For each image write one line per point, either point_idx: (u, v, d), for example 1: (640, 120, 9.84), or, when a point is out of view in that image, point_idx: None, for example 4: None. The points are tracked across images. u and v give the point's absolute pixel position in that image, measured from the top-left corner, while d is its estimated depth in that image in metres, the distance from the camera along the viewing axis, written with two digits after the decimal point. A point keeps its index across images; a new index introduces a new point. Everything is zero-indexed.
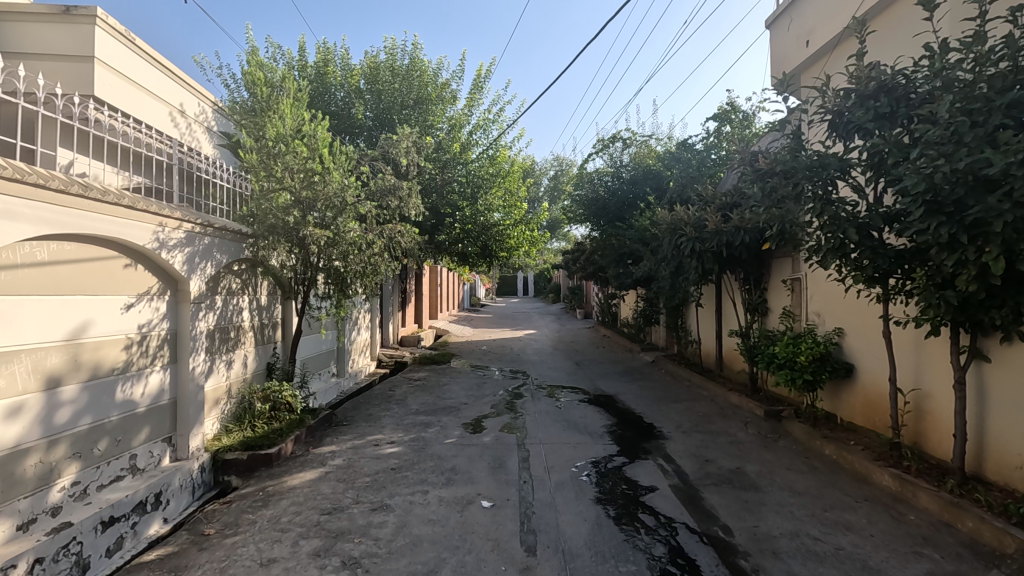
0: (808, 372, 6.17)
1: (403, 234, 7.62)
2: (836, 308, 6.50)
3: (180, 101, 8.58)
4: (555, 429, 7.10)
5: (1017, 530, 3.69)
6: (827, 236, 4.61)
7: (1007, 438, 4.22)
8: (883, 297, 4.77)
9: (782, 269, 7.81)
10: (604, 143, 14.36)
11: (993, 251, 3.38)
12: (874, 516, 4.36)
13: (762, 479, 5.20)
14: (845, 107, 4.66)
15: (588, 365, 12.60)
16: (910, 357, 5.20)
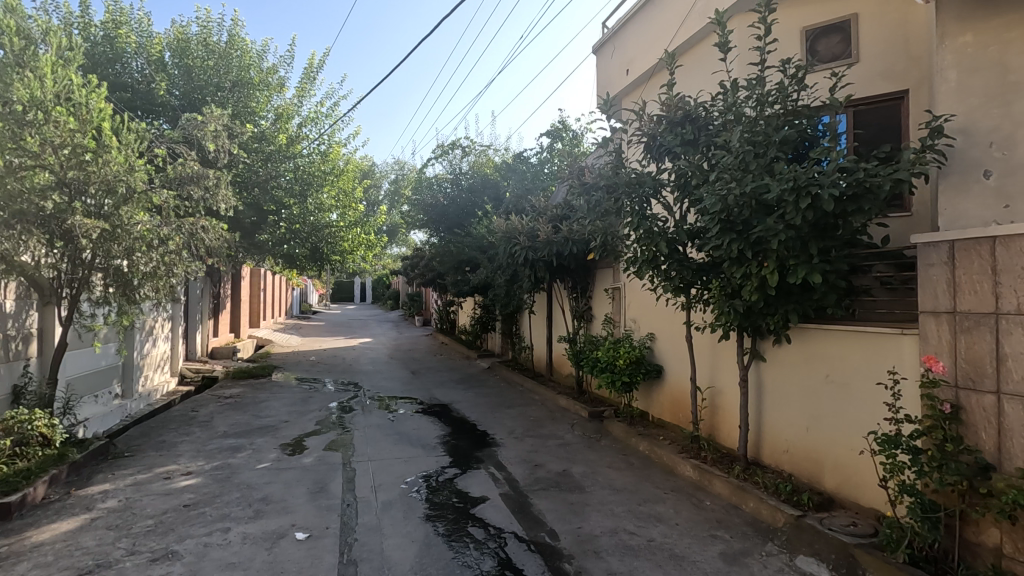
0: (626, 375, 6.65)
1: (210, 230, 6.60)
2: (649, 315, 7.13)
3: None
4: (386, 443, 6.71)
5: (786, 507, 4.28)
6: (643, 249, 5.02)
7: (778, 427, 4.91)
8: (688, 305, 5.31)
9: (604, 279, 8.41)
10: (444, 150, 14.29)
11: (771, 266, 3.94)
12: (679, 505, 4.77)
13: (586, 480, 5.43)
14: (657, 132, 5.12)
15: (424, 374, 12.34)
16: (706, 359, 5.89)
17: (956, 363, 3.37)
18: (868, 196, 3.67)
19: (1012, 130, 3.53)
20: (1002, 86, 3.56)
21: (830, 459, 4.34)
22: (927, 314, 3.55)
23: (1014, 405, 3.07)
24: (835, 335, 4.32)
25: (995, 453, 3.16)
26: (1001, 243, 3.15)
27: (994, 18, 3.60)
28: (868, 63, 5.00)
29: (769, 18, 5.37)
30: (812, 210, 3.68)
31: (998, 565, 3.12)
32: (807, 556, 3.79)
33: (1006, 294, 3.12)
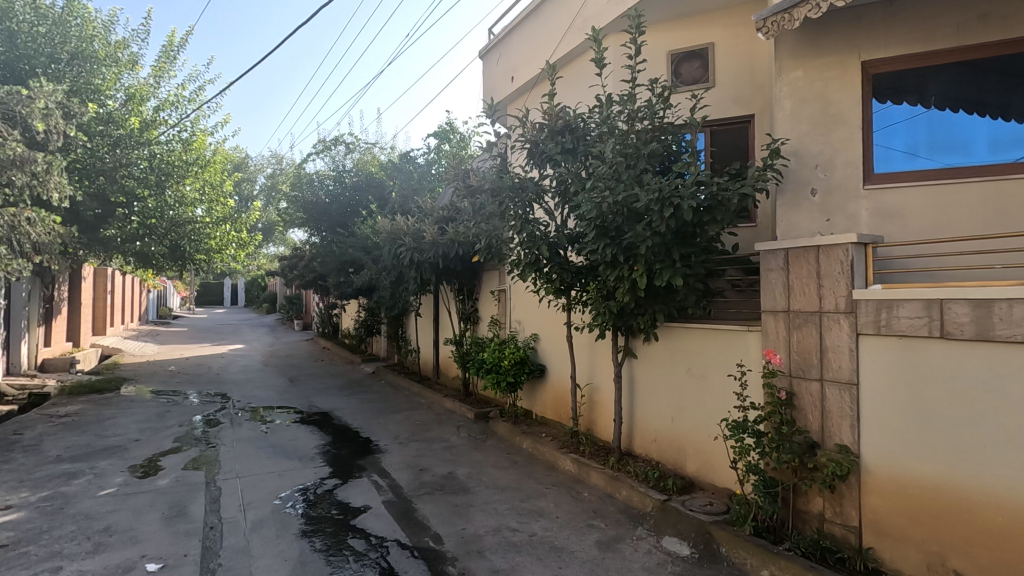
0: (511, 375, 6.79)
1: (38, 222, 5.67)
2: (533, 316, 7.35)
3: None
4: (258, 457, 6.23)
5: (654, 492, 4.62)
6: (526, 252, 5.17)
7: (647, 419, 5.29)
8: (568, 306, 5.56)
9: (489, 281, 8.53)
10: (325, 145, 13.63)
11: (640, 269, 4.27)
12: (560, 498, 4.97)
13: (471, 481, 5.45)
14: (539, 139, 5.30)
15: (302, 381, 11.63)
16: (585, 357, 6.19)
17: (790, 355, 3.87)
18: (720, 207, 4.10)
19: (832, 154, 4.13)
20: (824, 116, 4.16)
21: (691, 445, 4.76)
22: (768, 313, 4.03)
23: (833, 390, 3.58)
24: (694, 332, 4.75)
25: (819, 432, 3.66)
26: (823, 252, 3.67)
27: (819, 57, 4.18)
28: (722, 88, 5.58)
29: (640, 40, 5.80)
30: (675, 219, 4.03)
31: (821, 529, 3.62)
32: (672, 536, 4.12)
33: (827, 295, 3.64)
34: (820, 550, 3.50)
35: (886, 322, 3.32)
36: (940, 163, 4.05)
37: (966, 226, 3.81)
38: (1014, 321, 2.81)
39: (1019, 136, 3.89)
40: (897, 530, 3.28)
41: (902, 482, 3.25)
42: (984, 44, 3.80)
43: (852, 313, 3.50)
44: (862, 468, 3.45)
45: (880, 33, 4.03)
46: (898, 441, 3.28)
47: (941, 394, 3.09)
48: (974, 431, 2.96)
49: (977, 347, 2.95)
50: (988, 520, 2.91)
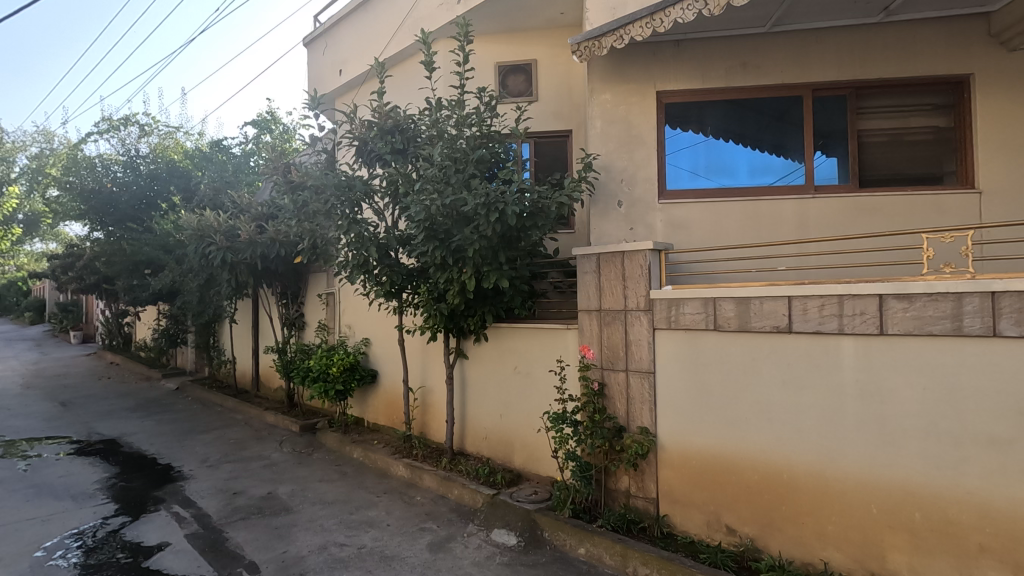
0: (339, 383, 6.46)
1: None
2: (363, 319, 7.09)
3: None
4: (13, 502, 5.05)
5: (484, 488, 4.76)
6: (354, 253, 4.97)
7: (478, 417, 5.43)
8: (399, 309, 5.48)
9: (316, 284, 8.04)
10: (111, 125, 11.61)
11: (469, 272, 4.39)
12: (392, 505, 4.87)
13: (294, 499, 5.06)
14: (367, 136, 5.13)
15: (79, 404, 9.73)
16: (417, 360, 6.15)
17: (601, 350, 4.28)
18: (541, 213, 4.38)
19: (634, 171, 4.70)
20: (628, 136, 4.71)
21: (518, 439, 5.00)
22: (584, 312, 4.41)
23: (635, 379, 4.05)
24: (520, 331, 4.99)
25: (625, 417, 4.10)
26: (627, 257, 4.12)
27: (624, 83, 4.73)
28: (543, 103, 5.97)
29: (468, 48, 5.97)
30: (501, 224, 4.22)
31: (627, 503, 4.07)
32: (500, 529, 4.28)
33: (630, 295, 4.10)
34: (625, 523, 3.94)
35: (675, 318, 3.85)
36: (715, 184, 4.74)
37: (733, 237, 4.59)
38: (764, 315, 3.45)
39: (768, 163, 4.70)
40: (684, 496, 3.82)
41: (688, 454, 3.80)
42: (744, 87, 4.63)
43: (649, 311, 3.99)
44: (658, 446, 3.95)
45: (670, 68, 4.67)
46: (686, 419, 3.82)
47: (716, 377, 3.67)
48: (739, 406, 3.57)
49: (740, 337, 3.56)
50: (749, 479, 3.53)
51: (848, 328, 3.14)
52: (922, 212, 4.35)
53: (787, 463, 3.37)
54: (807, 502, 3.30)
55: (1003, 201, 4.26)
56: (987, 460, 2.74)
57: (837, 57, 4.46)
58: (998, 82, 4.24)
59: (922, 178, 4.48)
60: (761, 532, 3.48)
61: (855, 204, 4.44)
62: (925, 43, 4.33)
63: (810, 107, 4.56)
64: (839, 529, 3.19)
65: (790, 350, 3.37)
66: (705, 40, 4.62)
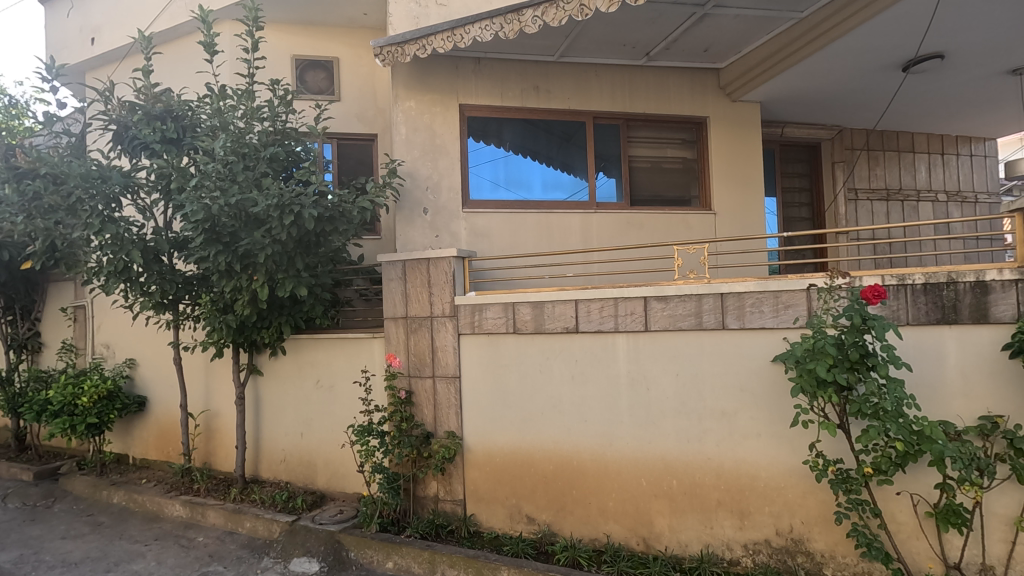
0: (92, 415, 5.33)
1: None
2: (127, 336, 5.97)
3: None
4: None
5: (282, 515, 4.36)
6: (109, 257, 4.19)
7: (275, 439, 4.95)
8: (174, 323, 4.75)
9: (60, 296, 6.57)
10: None
11: (260, 279, 4.01)
12: (164, 552, 4.16)
13: (22, 567, 4.02)
14: (128, 119, 4.36)
15: None
16: (199, 380, 5.38)
17: (408, 357, 4.24)
18: (343, 218, 4.19)
19: (438, 180, 4.80)
20: (431, 145, 4.80)
21: (321, 457, 4.69)
22: (390, 320, 4.33)
23: (442, 384, 4.10)
24: (322, 343, 4.70)
25: (432, 423, 4.12)
26: (432, 264, 4.16)
27: (427, 92, 4.80)
28: (345, 103, 5.73)
29: (257, 35, 5.47)
30: (297, 228, 3.92)
31: (436, 508, 4.09)
32: (300, 558, 3.95)
33: (436, 302, 4.14)
34: (433, 528, 3.96)
35: (478, 323, 4.00)
36: (514, 196, 5.06)
37: (530, 246, 4.95)
38: (556, 317, 3.77)
39: (559, 180, 5.15)
40: (488, 493, 3.98)
41: (492, 452, 3.97)
42: (537, 108, 5.03)
43: (454, 317, 4.08)
44: (465, 448, 4.05)
45: (471, 83, 4.87)
46: (490, 419, 3.98)
47: (515, 377, 3.91)
48: (535, 403, 3.85)
49: (535, 338, 3.85)
50: (545, 470, 3.82)
51: (621, 326, 3.60)
52: (676, 228, 5.21)
53: (576, 451, 3.73)
54: (591, 483, 3.69)
55: (730, 221, 5.32)
56: (720, 430, 3.37)
57: (611, 90, 5.12)
58: (725, 126, 5.30)
59: (675, 200, 5.36)
60: (555, 517, 3.79)
61: (627, 219, 5.13)
62: (676, 88, 5.22)
63: (592, 132, 5.15)
64: (617, 504, 3.63)
65: (577, 348, 3.74)
66: (502, 61, 4.92)
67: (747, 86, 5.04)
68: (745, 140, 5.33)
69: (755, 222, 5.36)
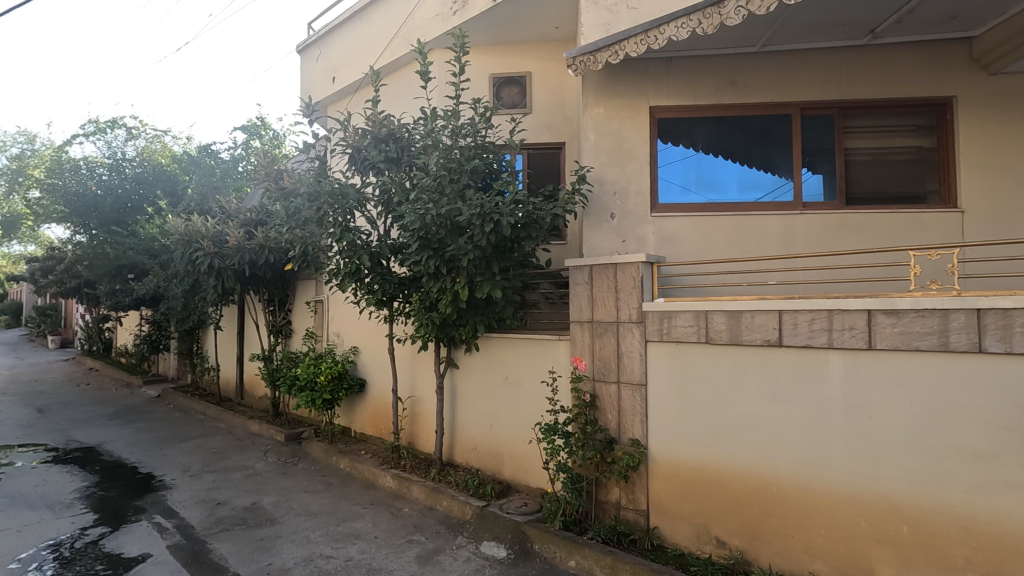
0: (327, 391, 6.38)
1: None
2: (353, 326, 7.04)
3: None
4: None
5: (473, 499, 4.72)
6: (346, 261, 4.99)
7: (467, 428, 5.39)
8: (390, 319, 5.45)
9: (305, 291, 7.99)
10: (97, 127, 11.45)
11: (462, 281, 4.40)
12: (377, 517, 4.78)
13: (279, 510, 4.98)
14: (360, 144, 5.13)
15: (54, 411, 9.62)
16: (407, 369, 6.12)
17: (592, 362, 4.29)
18: (535, 225, 4.42)
19: (626, 184, 4.75)
20: (619, 150, 4.77)
21: (507, 450, 4.99)
22: (576, 323, 4.42)
23: (626, 391, 4.06)
24: (511, 342, 4.99)
25: (616, 428, 4.11)
26: (619, 269, 4.15)
27: (616, 98, 4.79)
28: (536, 115, 6.03)
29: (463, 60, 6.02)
30: (495, 234, 4.24)
31: (617, 515, 4.06)
32: (489, 541, 4.25)
33: (622, 307, 4.12)
34: (615, 535, 3.93)
35: (667, 330, 3.88)
36: (705, 199, 4.81)
37: (722, 251, 4.66)
38: (754, 328, 3.48)
39: (757, 179, 4.78)
40: (673, 508, 3.83)
41: (679, 466, 3.81)
42: (733, 105, 4.72)
43: (641, 323, 4.01)
44: (648, 458, 3.96)
45: (662, 84, 4.75)
46: (676, 431, 3.84)
47: (705, 390, 3.70)
48: (727, 418, 3.60)
49: (730, 350, 3.60)
50: (738, 492, 3.55)
51: (837, 342, 3.19)
52: (904, 230, 4.46)
53: (777, 477, 3.39)
54: (795, 515, 3.33)
55: (983, 220, 4.38)
56: (970, 473, 2.79)
57: (823, 77, 4.58)
58: (978, 106, 4.38)
59: (903, 197, 4.61)
60: (749, 545, 3.49)
61: (841, 221, 4.53)
62: (908, 66, 4.46)
63: (797, 126, 4.66)
64: (826, 542, 3.22)
65: (779, 364, 3.41)
66: (695, 59, 4.71)
67: (1012, 55, 4.09)
68: (1007, 121, 4.34)
69: (1021, 220, 4.32)
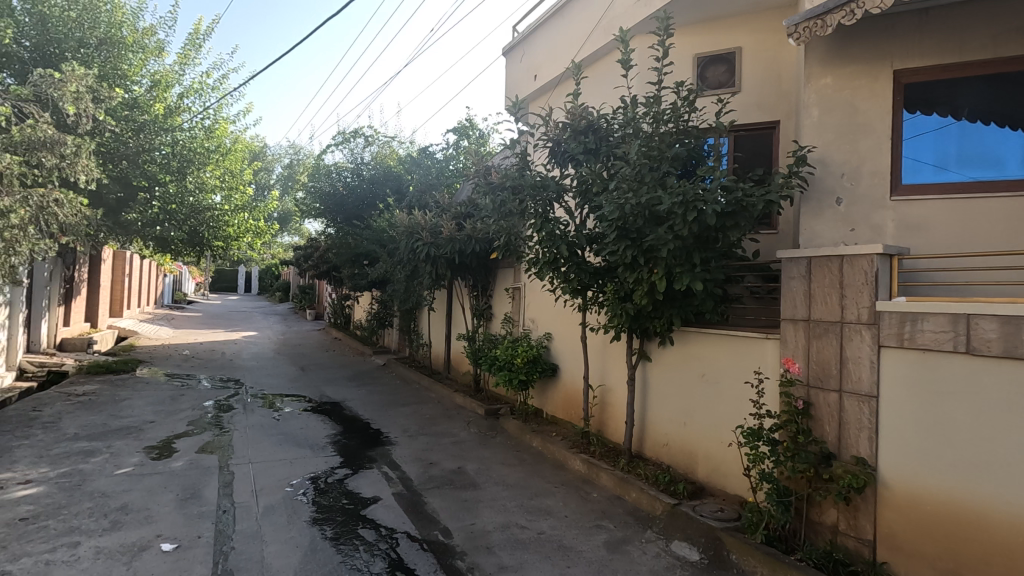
0: (522, 373, 6.79)
1: (65, 204, 5.65)
2: (547, 313, 7.35)
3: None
4: (270, 446, 6.32)
5: (664, 496, 4.61)
6: (544, 251, 5.22)
7: (659, 422, 5.26)
8: (584, 308, 5.56)
9: (505, 279, 8.57)
10: (344, 137, 13.71)
11: (660, 272, 4.27)
12: (567, 498, 4.96)
13: (479, 477, 5.48)
14: (561, 137, 5.30)
15: (312, 370, 11.90)
16: (598, 358, 6.20)
17: (808, 365, 3.84)
18: (743, 213, 4.10)
19: (858, 164, 4.08)
20: (851, 125, 4.11)
21: (702, 451, 4.74)
22: (788, 322, 3.99)
23: (851, 402, 3.55)
24: (711, 338, 4.71)
25: (835, 443, 3.63)
26: (847, 262, 3.63)
27: (848, 65, 4.13)
28: (746, 93, 5.55)
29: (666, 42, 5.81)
30: (698, 223, 4.04)
31: (834, 540, 3.59)
32: (680, 541, 4.11)
33: (850, 306, 3.60)
34: (831, 562, 3.47)
35: (909, 336, 3.29)
36: (968, 177, 4.01)
37: (993, 242, 3.77)
38: None
39: None
40: (910, 545, 3.26)
41: (920, 497, 3.22)
42: (1018, 57, 3.76)
43: (874, 325, 3.46)
44: (878, 481, 3.41)
45: (911, 41, 3.98)
46: (916, 455, 3.25)
47: (963, 410, 3.06)
48: (995, 448, 2.93)
49: (1002, 364, 2.92)
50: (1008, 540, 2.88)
51: None
52: None
53: None
54: None
55: None
56: None
57: None
58: None
59: None
60: None
61: None
62: None
63: None
64: None
65: None
66: (962, 6, 3.86)
67: None
68: None
69: None
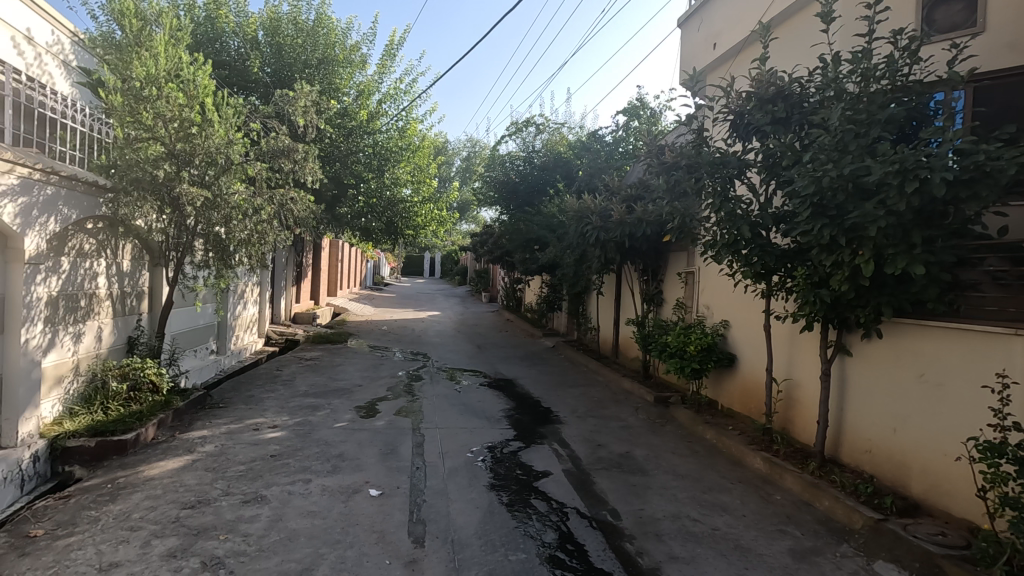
0: (696, 361, 6.48)
1: (297, 201, 6.82)
2: (724, 299, 6.90)
3: (70, 47, 7.09)
4: (453, 414, 6.97)
5: (865, 509, 4.07)
6: (724, 233, 4.89)
7: (861, 426, 4.63)
8: (769, 294, 5.10)
9: (677, 262, 8.21)
10: (517, 127, 14.26)
11: (866, 254, 3.71)
12: (745, 497, 4.64)
13: (648, 464, 5.39)
14: (745, 109, 4.88)
15: (487, 349, 12.76)
16: (784, 349, 5.66)
17: None
18: (984, 181, 3.38)
19: None
20: None
21: (918, 463, 4.07)
22: None
23: None
24: (934, 332, 3.99)
25: None
26: None
27: None
28: (993, 33, 4.51)
29: None
30: (919, 195, 3.44)
31: None
32: (886, 562, 3.59)
33: None
34: None
35: None
36: None
37: None
38: None
39: None
40: None
41: None
42: None
43: None
44: None
45: None
46: None
47: None
48: None
49: None
50: None
51: None
52: None
53: None
54: None
55: None
56: None
57: None
58: None
59: None
60: None
61: None
62: None
63: None
64: None
65: None
66: None
67: None
68: None
69: None
